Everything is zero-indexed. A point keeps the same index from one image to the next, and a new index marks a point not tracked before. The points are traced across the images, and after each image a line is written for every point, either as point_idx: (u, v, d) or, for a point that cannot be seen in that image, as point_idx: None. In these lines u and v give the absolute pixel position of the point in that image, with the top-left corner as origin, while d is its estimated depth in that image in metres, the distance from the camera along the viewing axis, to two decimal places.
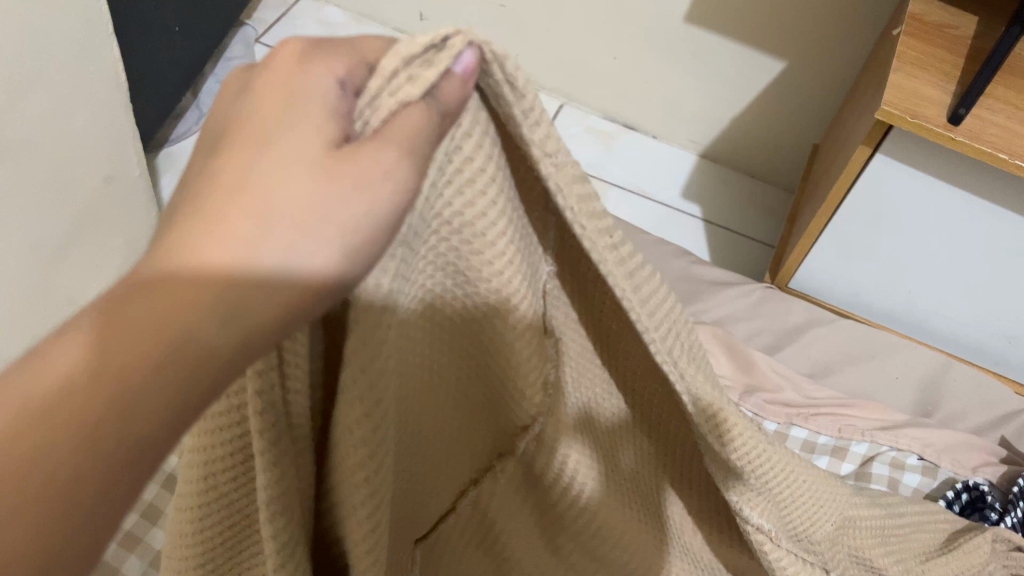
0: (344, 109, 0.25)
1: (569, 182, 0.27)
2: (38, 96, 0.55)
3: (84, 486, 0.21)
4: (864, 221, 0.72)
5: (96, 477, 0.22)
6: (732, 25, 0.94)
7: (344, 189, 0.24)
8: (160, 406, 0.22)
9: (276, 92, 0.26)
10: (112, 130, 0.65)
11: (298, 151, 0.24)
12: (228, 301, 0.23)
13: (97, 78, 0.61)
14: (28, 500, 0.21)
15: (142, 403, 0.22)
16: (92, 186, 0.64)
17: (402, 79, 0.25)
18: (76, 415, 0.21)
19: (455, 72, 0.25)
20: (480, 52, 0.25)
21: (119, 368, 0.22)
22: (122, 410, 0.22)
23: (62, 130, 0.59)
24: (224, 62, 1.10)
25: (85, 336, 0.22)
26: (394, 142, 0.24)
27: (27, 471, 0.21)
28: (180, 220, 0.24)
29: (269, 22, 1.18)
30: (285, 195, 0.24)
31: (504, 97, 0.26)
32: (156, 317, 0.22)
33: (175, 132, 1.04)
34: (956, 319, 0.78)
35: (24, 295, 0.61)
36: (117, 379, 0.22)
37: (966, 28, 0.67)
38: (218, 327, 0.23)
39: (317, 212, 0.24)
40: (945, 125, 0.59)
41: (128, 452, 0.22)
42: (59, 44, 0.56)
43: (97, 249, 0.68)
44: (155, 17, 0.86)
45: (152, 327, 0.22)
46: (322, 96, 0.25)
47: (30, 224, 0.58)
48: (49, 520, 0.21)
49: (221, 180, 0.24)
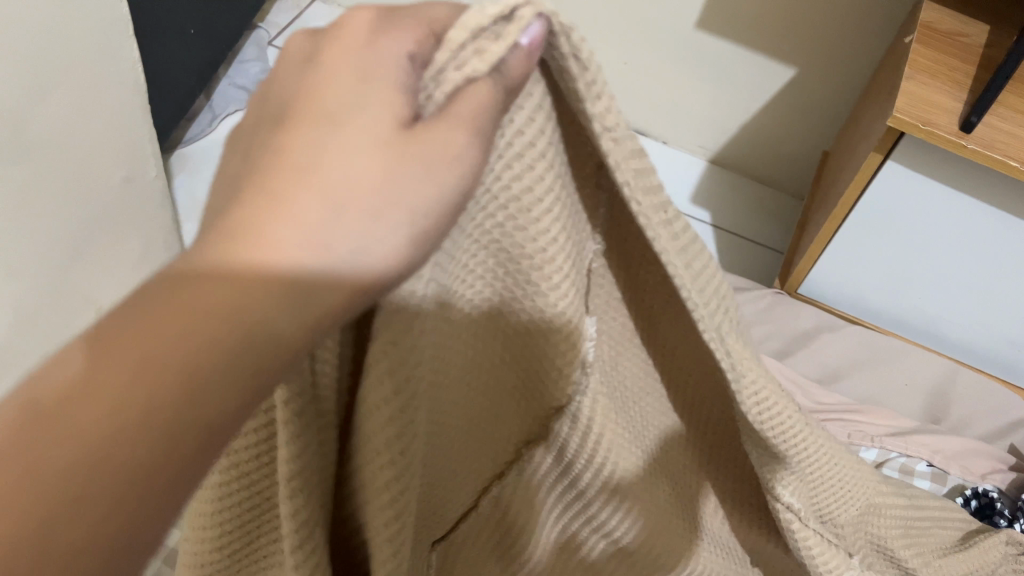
0: (411, 86, 0.25)
1: (626, 157, 0.27)
2: (59, 97, 0.56)
3: (147, 474, 0.21)
4: (874, 228, 0.72)
5: (159, 465, 0.21)
6: (743, 32, 0.94)
7: (413, 173, 0.24)
8: (226, 393, 0.22)
9: (341, 63, 0.25)
10: (130, 131, 0.66)
11: (366, 132, 0.24)
12: (296, 286, 0.23)
13: (116, 80, 0.61)
14: (90, 486, 0.21)
15: (210, 389, 0.22)
16: (110, 186, 0.65)
17: (470, 53, 0.24)
18: (141, 401, 0.21)
19: (524, 44, 0.24)
20: (548, 22, 0.24)
21: (184, 354, 0.21)
22: (188, 397, 0.21)
23: (82, 132, 0.59)
24: (238, 65, 1.11)
25: (145, 317, 0.21)
26: (464, 123, 0.24)
27: (87, 460, 0.20)
28: (243, 199, 0.23)
29: (282, 24, 1.18)
30: (352, 179, 0.24)
31: (569, 71, 0.25)
32: (225, 301, 0.22)
33: (188, 134, 1.05)
34: (966, 327, 0.78)
35: (44, 293, 0.62)
36: (181, 365, 0.21)
37: (977, 36, 0.67)
38: (286, 312, 0.23)
39: (384, 195, 0.24)
40: (957, 133, 0.60)
41: (193, 438, 0.22)
42: (81, 46, 0.56)
43: (114, 249, 0.69)
44: (171, 19, 0.87)
45: (220, 311, 0.22)
46: (391, 71, 0.24)
47: (50, 224, 0.59)
48: (110, 508, 0.21)
49: (286, 159, 0.24)
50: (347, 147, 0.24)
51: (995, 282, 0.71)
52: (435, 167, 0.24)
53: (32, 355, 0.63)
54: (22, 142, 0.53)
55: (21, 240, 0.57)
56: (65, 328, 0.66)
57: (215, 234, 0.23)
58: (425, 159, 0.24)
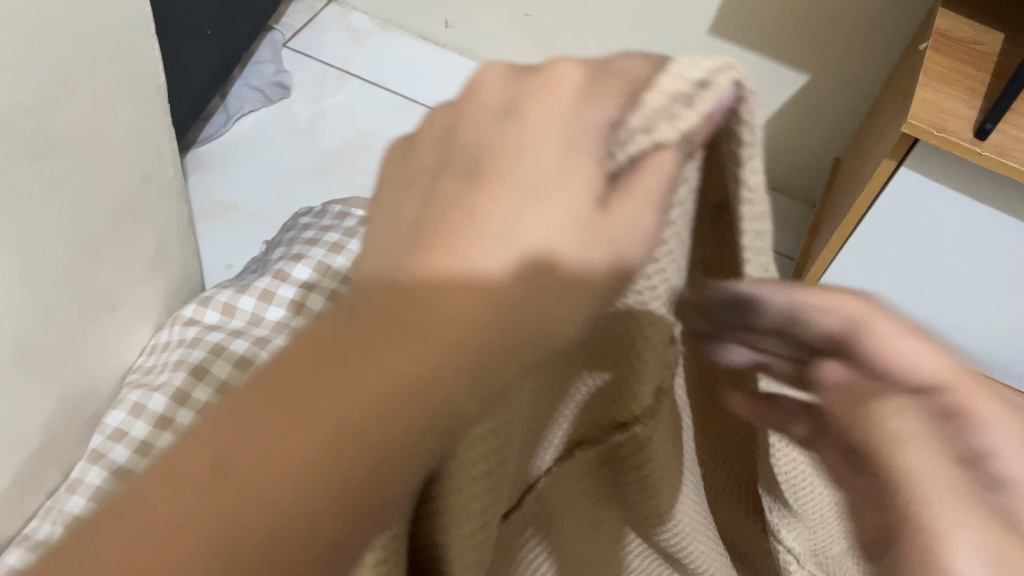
0: (609, 143, 0.25)
1: (756, 214, 0.29)
2: (80, 94, 0.56)
3: (389, 482, 0.24)
4: (887, 235, 0.73)
5: (396, 474, 0.24)
6: (757, 39, 0.95)
7: (612, 228, 0.25)
8: (453, 415, 0.24)
9: (544, 94, 0.25)
10: (150, 129, 0.66)
11: (572, 181, 0.24)
12: (517, 325, 0.24)
13: (136, 79, 0.62)
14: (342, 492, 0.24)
15: (443, 413, 0.24)
16: (129, 183, 0.66)
17: (660, 119, 0.26)
18: (383, 425, 0.23)
19: (716, 107, 0.27)
20: (740, 92, 0.27)
21: (433, 382, 0.23)
22: (425, 416, 0.24)
23: (102, 130, 0.60)
24: (253, 67, 1.12)
25: (390, 348, 0.24)
26: (649, 182, 0.25)
27: (337, 478, 0.23)
28: (462, 234, 0.24)
29: (297, 26, 1.19)
30: (555, 223, 0.24)
31: (736, 134, 0.28)
32: (460, 337, 0.23)
33: (204, 134, 1.06)
34: (977, 335, 0.78)
35: (61, 289, 0.62)
36: (427, 392, 0.23)
37: (992, 44, 0.67)
38: (509, 347, 0.24)
39: (592, 243, 0.25)
40: (972, 140, 0.60)
41: (423, 453, 0.24)
42: (103, 44, 0.57)
43: (131, 246, 0.69)
44: (188, 19, 0.88)
45: (455, 345, 0.23)
46: (595, 121, 0.25)
47: (69, 219, 0.60)
48: (353, 512, 0.24)
49: (490, 189, 0.24)
50: (521, 208, 0.24)
51: (1006, 289, 0.72)
52: (631, 219, 0.25)
53: (49, 349, 0.64)
54: (43, 138, 0.54)
55: (40, 236, 0.57)
56: (81, 324, 0.67)
57: (408, 274, 0.24)
58: (622, 215, 0.25)
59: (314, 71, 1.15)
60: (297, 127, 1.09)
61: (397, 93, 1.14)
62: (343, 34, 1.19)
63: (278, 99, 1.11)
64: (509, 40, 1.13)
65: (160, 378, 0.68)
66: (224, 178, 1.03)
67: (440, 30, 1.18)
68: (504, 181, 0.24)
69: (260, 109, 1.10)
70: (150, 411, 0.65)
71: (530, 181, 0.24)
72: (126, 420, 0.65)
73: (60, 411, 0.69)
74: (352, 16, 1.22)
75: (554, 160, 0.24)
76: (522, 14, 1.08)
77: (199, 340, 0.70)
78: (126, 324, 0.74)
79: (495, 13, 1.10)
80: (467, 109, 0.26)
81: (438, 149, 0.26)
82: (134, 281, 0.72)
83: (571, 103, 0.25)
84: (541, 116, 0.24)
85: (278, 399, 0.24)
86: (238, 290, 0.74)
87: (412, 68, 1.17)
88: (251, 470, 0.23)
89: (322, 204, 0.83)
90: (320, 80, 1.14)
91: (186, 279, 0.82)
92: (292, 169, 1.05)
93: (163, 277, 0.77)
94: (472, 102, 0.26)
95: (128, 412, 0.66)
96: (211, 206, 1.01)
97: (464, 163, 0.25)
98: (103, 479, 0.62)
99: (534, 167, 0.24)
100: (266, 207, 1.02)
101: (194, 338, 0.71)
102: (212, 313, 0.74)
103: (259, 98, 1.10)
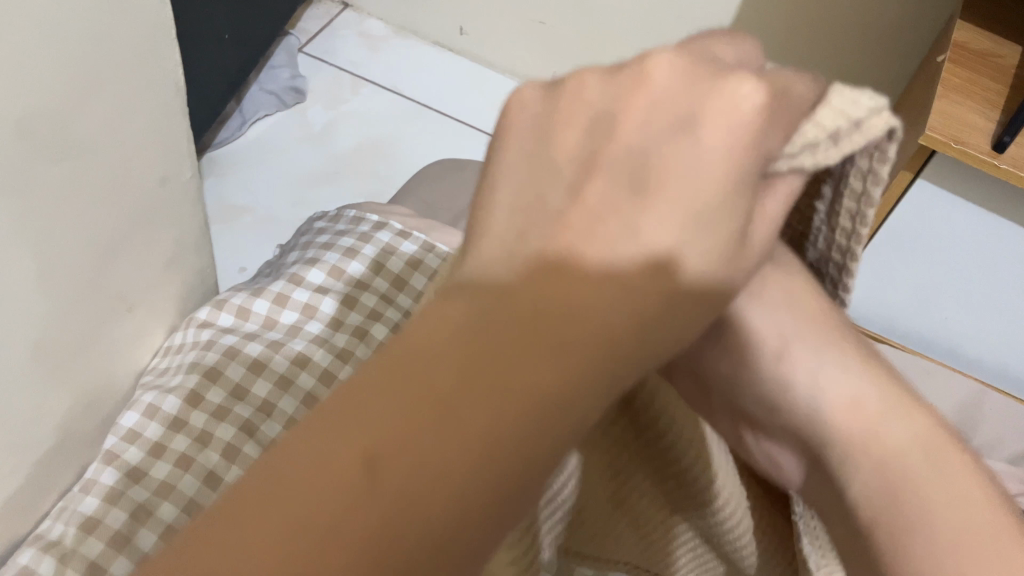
0: (768, 147, 0.26)
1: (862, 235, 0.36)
2: (102, 97, 0.57)
3: (521, 446, 0.24)
4: (903, 247, 0.72)
5: (528, 439, 0.24)
6: (773, 48, 0.95)
7: (715, 209, 0.25)
8: (581, 386, 0.25)
9: (681, 109, 0.26)
10: (170, 133, 0.67)
11: (698, 166, 0.25)
12: (654, 301, 0.26)
13: (157, 82, 0.62)
14: (484, 453, 0.24)
15: (568, 386, 0.25)
16: (148, 185, 0.66)
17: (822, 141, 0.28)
18: (522, 389, 0.25)
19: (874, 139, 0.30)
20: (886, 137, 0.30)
21: (569, 347, 0.25)
22: (545, 395, 0.25)
23: (122, 132, 0.60)
24: (269, 71, 1.12)
25: (518, 318, 0.26)
26: (782, 195, 0.28)
27: (482, 431, 0.24)
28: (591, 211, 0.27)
29: (312, 32, 1.20)
30: (685, 190, 0.25)
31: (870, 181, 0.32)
32: (588, 311, 0.25)
33: (219, 137, 1.06)
34: (994, 348, 0.78)
35: (79, 290, 0.63)
36: (562, 355, 0.25)
37: (1010, 57, 0.67)
38: (636, 322, 0.26)
39: (700, 211, 0.25)
40: (990, 152, 0.60)
41: (553, 423, 0.25)
42: (127, 48, 0.58)
43: (149, 248, 0.70)
44: (206, 23, 0.89)
45: (582, 322, 0.25)
46: (750, 109, 0.25)
47: (88, 219, 0.60)
48: (483, 487, 0.24)
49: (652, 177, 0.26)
50: (671, 254, 0.26)
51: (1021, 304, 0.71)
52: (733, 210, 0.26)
53: (65, 349, 0.64)
54: (64, 139, 0.54)
55: (58, 236, 0.58)
56: (98, 324, 0.67)
57: (545, 253, 0.27)
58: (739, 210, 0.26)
59: (330, 77, 1.15)
60: (313, 132, 1.10)
61: (411, 99, 1.15)
62: (358, 40, 1.20)
63: (293, 104, 1.12)
64: (524, 48, 1.14)
65: (174, 380, 0.69)
66: (238, 183, 1.04)
67: (454, 37, 1.18)
68: (662, 195, 0.26)
69: (275, 114, 1.10)
70: (165, 413, 0.66)
71: (681, 202, 0.25)
72: (140, 422, 0.65)
73: (74, 411, 0.69)
74: (367, 22, 1.22)
75: (716, 182, 0.25)
76: (537, 22, 1.09)
77: (214, 342, 0.71)
78: (142, 326, 0.74)
79: (510, 20, 1.11)
80: (635, 101, 0.27)
81: (590, 126, 0.28)
82: (151, 283, 0.72)
83: (751, 132, 0.25)
84: (714, 139, 0.25)
85: (417, 396, 0.25)
86: (253, 293, 0.75)
87: (427, 74, 1.18)
88: (401, 429, 0.25)
89: (337, 209, 0.83)
90: (335, 85, 1.15)
91: (201, 281, 0.82)
92: (307, 174, 1.06)
93: (178, 280, 0.77)
94: (642, 89, 0.27)
95: (143, 413, 0.66)
96: (225, 209, 1.01)
97: (620, 163, 0.27)
98: (115, 480, 0.62)
99: (696, 187, 0.25)
100: (280, 212, 1.02)
101: (208, 340, 0.71)
102: (226, 316, 0.74)
103: (274, 103, 1.11)
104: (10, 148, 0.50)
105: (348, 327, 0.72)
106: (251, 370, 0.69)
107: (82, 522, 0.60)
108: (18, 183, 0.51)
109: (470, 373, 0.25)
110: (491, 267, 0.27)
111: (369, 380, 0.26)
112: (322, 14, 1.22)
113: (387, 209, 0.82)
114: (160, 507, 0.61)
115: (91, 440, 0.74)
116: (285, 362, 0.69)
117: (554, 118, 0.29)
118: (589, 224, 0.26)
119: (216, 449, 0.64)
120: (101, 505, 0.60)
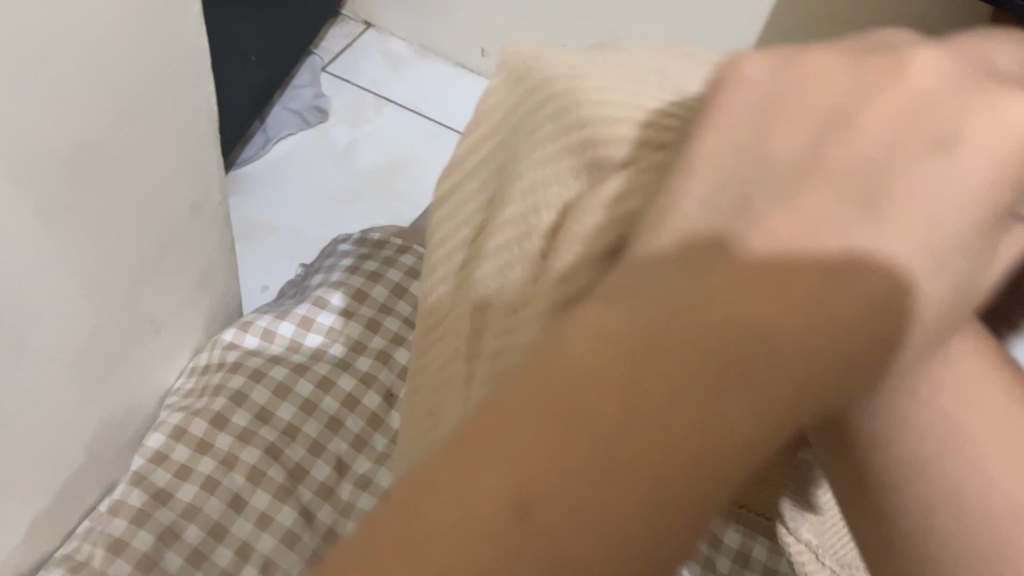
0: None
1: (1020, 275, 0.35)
2: (139, 124, 0.58)
3: (683, 506, 0.20)
4: None
5: (693, 495, 0.20)
6: None
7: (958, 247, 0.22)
8: (762, 445, 0.21)
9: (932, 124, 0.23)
10: (203, 159, 0.68)
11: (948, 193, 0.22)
12: (852, 350, 0.21)
13: (191, 112, 0.64)
14: (642, 505, 0.20)
15: (755, 440, 0.20)
16: (180, 210, 0.67)
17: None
18: (698, 433, 0.20)
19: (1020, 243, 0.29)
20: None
21: (762, 391, 0.21)
22: (728, 449, 0.20)
23: (157, 162, 0.62)
24: (293, 90, 1.14)
25: (707, 339, 0.21)
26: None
27: (647, 476, 0.20)
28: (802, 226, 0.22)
29: (336, 51, 1.21)
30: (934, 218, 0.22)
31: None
32: (793, 344, 0.21)
33: (243, 155, 1.09)
34: None
35: (110, 314, 0.64)
36: (754, 401, 0.21)
37: None
38: (831, 378, 0.21)
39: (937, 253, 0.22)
40: None
41: (720, 487, 0.21)
42: (165, 78, 0.59)
43: (179, 270, 0.71)
44: (234, 46, 0.90)
45: (783, 362, 0.21)
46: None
47: (121, 243, 0.62)
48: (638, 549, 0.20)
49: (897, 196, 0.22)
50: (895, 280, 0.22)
51: None
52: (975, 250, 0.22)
53: (94, 370, 0.66)
54: (101, 172, 0.56)
55: (92, 265, 0.59)
56: (128, 346, 0.69)
57: (738, 268, 0.22)
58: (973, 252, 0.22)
59: (352, 96, 1.17)
60: (335, 152, 1.12)
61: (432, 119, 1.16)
62: (380, 60, 1.21)
63: (316, 123, 1.13)
64: None
65: (200, 403, 0.68)
66: (262, 201, 1.06)
67: (476, 59, 1.20)
68: (900, 214, 0.22)
69: (298, 133, 1.12)
70: (191, 436, 0.66)
71: (927, 227, 0.22)
72: (166, 444, 0.66)
73: (102, 430, 0.71)
74: (390, 42, 1.23)
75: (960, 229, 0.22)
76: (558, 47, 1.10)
77: (240, 365, 0.70)
78: (170, 347, 0.76)
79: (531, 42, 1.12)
80: (883, 96, 0.23)
81: (822, 123, 0.23)
82: (179, 305, 0.74)
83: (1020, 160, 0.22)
84: (979, 164, 0.22)
85: (576, 412, 0.20)
86: (278, 314, 0.75)
87: (448, 95, 1.19)
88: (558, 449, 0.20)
89: (361, 232, 0.84)
90: (357, 105, 1.16)
91: (227, 301, 0.84)
92: (329, 195, 1.08)
93: (206, 301, 0.79)
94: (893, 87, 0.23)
95: (168, 435, 0.66)
96: (249, 227, 1.04)
97: (848, 176, 0.22)
98: (142, 501, 0.63)
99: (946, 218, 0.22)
100: (304, 232, 1.05)
101: (235, 362, 0.70)
102: (251, 338, 0.73)
103: (298, 122, 1.12)
104: (48, 183, 0.51)
105: (372, 352, 0.73)
106: (276, 393, 0.69)
107: (109, 543, 0.61)
108: (55, 215, 0.53)
109: (652, 402, 0.20)
110: (660, 269, 0.22)
111: (517, 388, 0.21)
112: (345, 33, 1.23)
113: (413, 234, 0.83)
114: (186, 530, 0.62)
115: (118, 457, 0.76)
116: (309, 386, 0.70)
117: (781, 97, 0.24)
118: (800, 224, 0.22)
119: (241, 472, 0.65)
120: (129, 526, 0.61)
